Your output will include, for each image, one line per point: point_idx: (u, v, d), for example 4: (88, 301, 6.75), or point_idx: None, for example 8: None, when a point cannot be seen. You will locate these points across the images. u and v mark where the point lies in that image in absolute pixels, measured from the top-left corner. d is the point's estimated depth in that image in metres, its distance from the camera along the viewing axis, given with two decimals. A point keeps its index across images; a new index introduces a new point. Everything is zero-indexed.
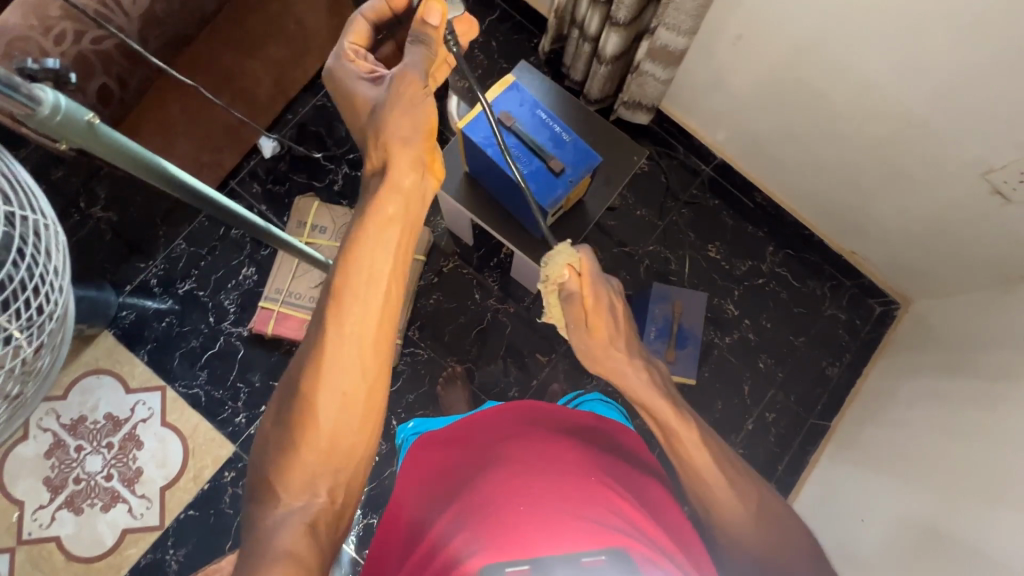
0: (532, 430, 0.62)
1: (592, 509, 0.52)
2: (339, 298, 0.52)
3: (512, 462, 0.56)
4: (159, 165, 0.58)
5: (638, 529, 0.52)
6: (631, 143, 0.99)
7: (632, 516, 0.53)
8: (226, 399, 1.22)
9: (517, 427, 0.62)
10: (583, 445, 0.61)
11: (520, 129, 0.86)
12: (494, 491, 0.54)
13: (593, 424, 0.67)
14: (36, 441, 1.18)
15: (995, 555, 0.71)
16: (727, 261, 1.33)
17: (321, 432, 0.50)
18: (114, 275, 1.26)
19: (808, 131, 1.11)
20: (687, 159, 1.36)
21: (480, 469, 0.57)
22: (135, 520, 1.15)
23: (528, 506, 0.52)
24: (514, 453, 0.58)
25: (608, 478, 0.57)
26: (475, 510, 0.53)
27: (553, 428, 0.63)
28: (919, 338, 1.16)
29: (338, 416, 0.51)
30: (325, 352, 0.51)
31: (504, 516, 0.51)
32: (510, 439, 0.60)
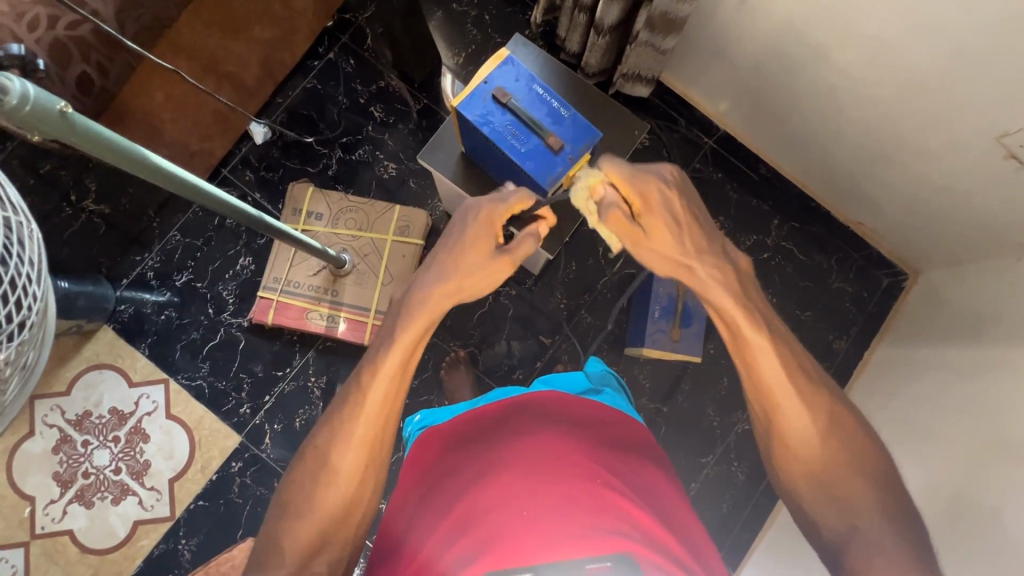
0: (536, 429, 0.61)
1: (595, 515, 0.54)
2: (367, 390, 0.63)
3: (516, 468, 0.57)
4: (135, 151, 0.56)
5: (640, 533, 0.54)
6: (632, 117, 0.96)
7: (637, 520, 0.55)
8: (230, 390, 1.22)
9: (523, 428, 0.62)
10: (588, 441, 0.61)
11: (517, 105, 0.83)
12: (500, 498, 0.55)
13: (597, 413, 0.66)
14: (43, 436, 1.18)
15: (1009, 528, 0.71)
16: (732, 236, 1.30)
17: (327, 499, 0.59)
18: (110, 269, 1.25)
19: (814, 100, 1.07)
20: (689, 132, 1.32)
21: (484, 473, 0.58)
22: (145, 512, 1.16)
23: (530, 513, 0.54)
24: (519, 458, 0.58)
25: (613, 481, 0.58)
26: (480, 518, 0.55)
27: (561, 426, 0.62)
28: (929, 309, 1.14)
29: (348, 486, 0.60)
30: (349, 428, 0.62)
31: (508, 524, 0.54)
32: (514, 440, 0.60)
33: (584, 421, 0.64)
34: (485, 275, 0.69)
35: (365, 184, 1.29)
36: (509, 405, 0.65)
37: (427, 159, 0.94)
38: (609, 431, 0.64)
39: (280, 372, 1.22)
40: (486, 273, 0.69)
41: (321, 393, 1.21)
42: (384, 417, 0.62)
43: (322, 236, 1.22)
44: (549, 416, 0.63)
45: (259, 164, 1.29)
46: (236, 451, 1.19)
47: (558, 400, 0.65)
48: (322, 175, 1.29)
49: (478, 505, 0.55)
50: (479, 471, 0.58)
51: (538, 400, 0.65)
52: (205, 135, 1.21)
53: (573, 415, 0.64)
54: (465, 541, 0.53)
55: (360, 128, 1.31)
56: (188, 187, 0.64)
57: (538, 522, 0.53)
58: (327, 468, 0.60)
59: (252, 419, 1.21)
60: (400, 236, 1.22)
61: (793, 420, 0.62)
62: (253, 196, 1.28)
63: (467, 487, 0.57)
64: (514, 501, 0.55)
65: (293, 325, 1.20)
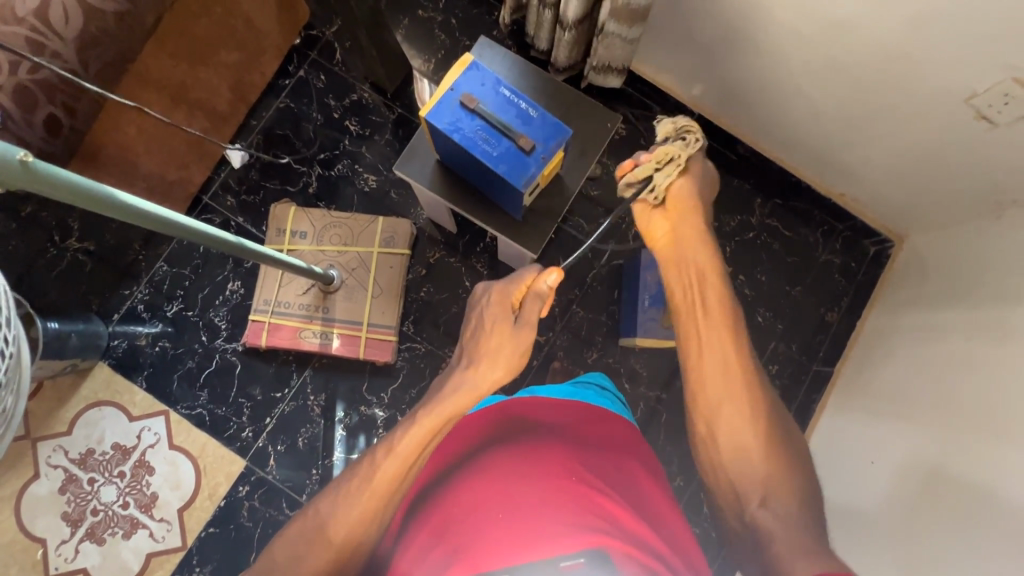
0: (520, 438, 0.64)
1: (572, 512, 0.56)
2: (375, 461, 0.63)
3: (495, 475, 0.60)
4: (103, 192, 0.56)
5: (618, 528, 0.56)
6: (604, 111, 0.96)
7: (617, 516, 0.58)
8: (230, 416, 1.22)
9: (502, 432, 0.65)
10: (570, 441, 0.64)
11: (485, 109, 0.83)
12: (477, 500, 0.58)
13: (581, 414, 0.68)
14: (48, 478, 1.18)
15: (1004, 495, 0.71)
16: (716, 219, 1.31)
17: (318, 555, 0.57)
18: (100, 306, 1.25)
19: (784, 77, 1.07)
20: (665, 119, 1.33)
21: (466, 478, 0.60)
22: (157, 543, 1.17)
23: (507, 514, 0.56)
24: (500, 463, 0.61)
25: (592, 479, 0.60)
26: (459, 522, 0.57)
27: (542, 431, 0.65)
28: (914, 274, 1.15)
29: (349, 528, 0.58)
30: (348, 490, 0.61)
31: (484, 529, 0.56)
32: (497, 445, 0.63)
33: (561, 421, 0.67)
34: (508, 355, 0.77)
35: (347, 199, 1.29)
36: (502, 412, 0.67)
37: (403, 170, 0.95)
38: (588, 426, 0.67)
39: (279, 393, 1.23)
40: (501, 351, 0.77)
41: (321, 411, 1.22)
42: (396, 477, 0.61)
43: (308, 254, 1.22)
44: (535, 421, 0.66)
45: (238, 188, 1.29)
46: (243, 475, 1.19)
47: (540, 403, 0.68)
48: (303, 193, 1.29)
49: (457, 509, 0.58)
50: (462, 475, 0.61)
51: (527, 406, 0.68)
52: (183, 163, 1.22)
53: (555, 418, 0.67)
54: (441, 548, 0.55)
55: (336, 143, 1.30)
56: (164, 224, 0.64)
57: (514, 525, 0.55)
58: (321, 531, 0.58)
59: (255, 442, 1.21)
60: (385, 248, 1.23)
61: (725, 400, 0.66)
62: (235, 221, 1.28)
63: (451, 491, 0.60)
64: (491, 505, 0.57)
65: (288, 345, 1.20)
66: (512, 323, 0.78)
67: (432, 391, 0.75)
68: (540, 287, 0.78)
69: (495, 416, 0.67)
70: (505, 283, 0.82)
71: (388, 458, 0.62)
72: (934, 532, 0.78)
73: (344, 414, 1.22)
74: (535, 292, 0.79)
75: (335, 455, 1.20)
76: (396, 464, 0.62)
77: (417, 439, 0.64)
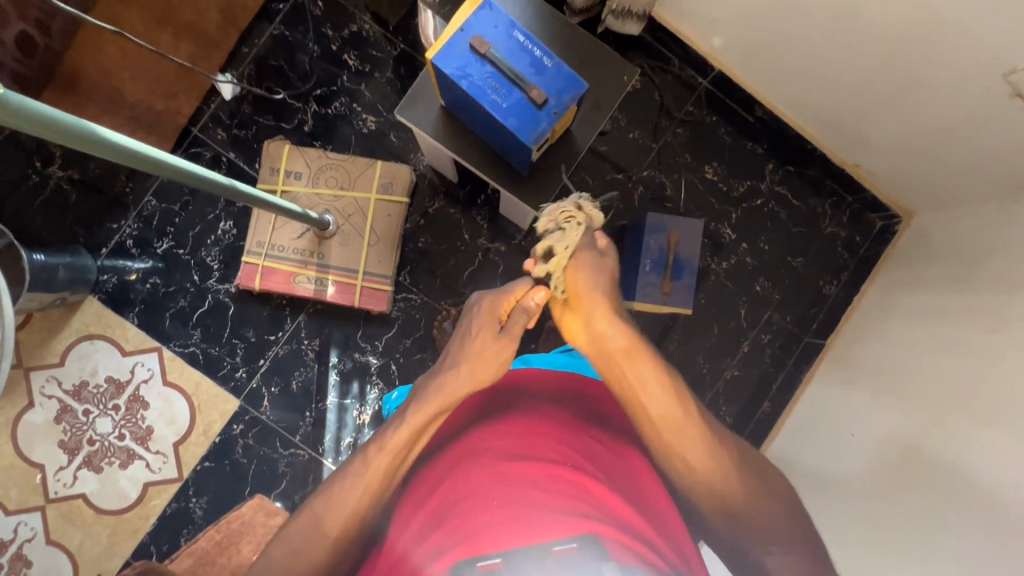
0: (515, 419, 0.66)
1: (562, 499, 0.60)
2: (365, 459, 0.61)
3: (492, 459, 0.63)
4: (88, 129, 0.53)
5: (607, 513, 0.60)
6: (621, 63, 0.91)
7: (607, 501, 0.61)
8: (225, 356, 1.22)
9: (498, 414, 0.66)
10: (564, 424, 0.66)
11: (496, 55, 0.77)
12: (473, 487, 0.61)
13: (579, 390, 0.69)
14: (43, 407, 1.19)
15: (976, 481, 0.75)
16: (725, 183, 1.27)
17: (313, 548, 0.57)
18: (87, 239, 1.21)
19: (813, 36, 1.01)
20: (682, 73, 1.26)
21: (463, 462, 0.63)
22: (154, 474, 1.20)
23: (502, 500, 0.60)
24: (494, 448, 0.63)
25: (583, 465, 0.63)
26: (454, 507, 0.60)
27: (538, 413, 0.67)
28: (918, 252, 1.13)
29: (344, 523, 0.58)
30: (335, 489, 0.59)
31: (479, 514, 0.59)
32: (492, 427, 0.65)
33: (558, 397, 0.68)
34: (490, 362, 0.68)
35: (344, 139, 1.23)
36: (502, 387, 0.68)
37: (405, 114, 0.90)
38: (586, 404, 0.68)
39: (273, 337, 1.22)
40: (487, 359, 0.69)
41: (315, 355, 1.22)
42: (392, 470, 0.60)
43: (303, 197, 1.18)
44: (532, 399, 0.68)
45: (230, 121, 1.21)
46: (237, 414, 1.21)
47: (536, 371, 0.70)
48: (298, 131, 1.23)
49: (454, 494, 0.61)
50: (460, 459, 0.63)
51: (527, 381, 0.69)
52: (169, 91, 1.17)
53: (551, 400, 0.68)
54: (440, 531, 0.58)
55: (333, 79, 1.23)
56: (156, 164, 0.61)
57: (508, 511, 0.59)
58: (315, 530, 0.57)
59: (249, 383, 1.22)
60: (383, 194, 1.19)
61: (687, 441, 0.61)
62: (227, 156, 1.21)
63: (448, 475, 0.62)
64: (487, 491, 0.60)
65: (281, 290, 1.18)
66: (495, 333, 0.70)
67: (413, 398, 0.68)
68: (528, 304, 0.70)
69: (495, 393, 0.68)
70: (497, 296, 0.74)
71: (379, 454, 0.61)
72: (908, 508, 0.82)
73: (337, 360, 1.22)
74: (522, 307, 0.70)
75: (328, 399, 1.21)
76: (387, 461, 0.60)
77: (404, 435, 0.62)
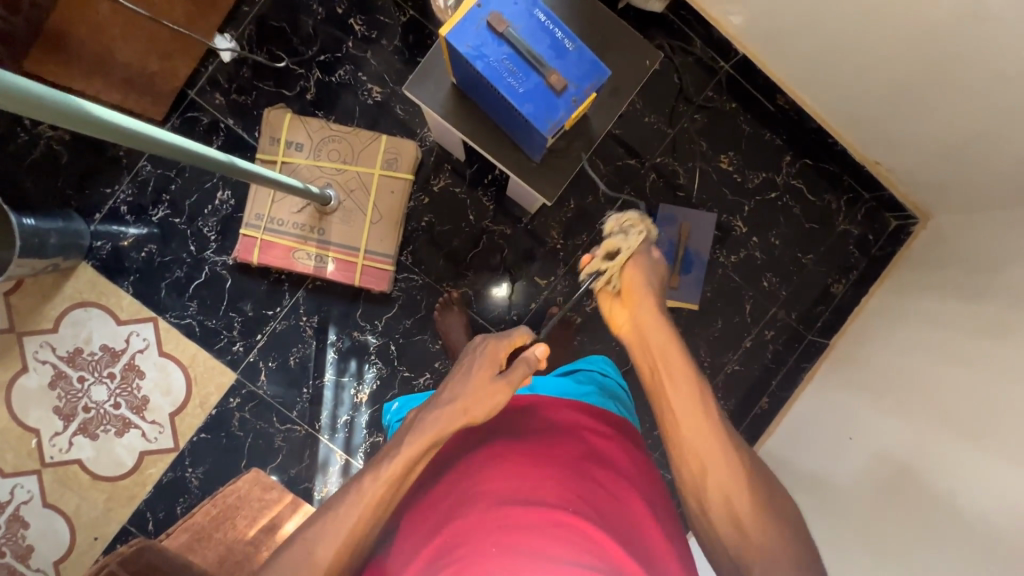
0: (512, 454, 0.61)
1: (561, 546, 0.52)
2: (360, 486, 0.60)
3: (487, 501, 0.56)
4: (72, 103, 0.48)
5: (610, 566, 0.52)
6: (643, 46, 0.86)
7: (611, 554, 0.53)
8: (222, 329, 1.20)
9: (495, 450, 0.62)
10: (564, 461, 0.61)
11: (515, 35, 0.72)
12: (467, 530, 0.55)
13: (575, 421, 0.67)
14: (37, 372, 1.18)
15: (973, 505, 0.74)
16: (740, 174, 1.23)
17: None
18: (79, 203, 1.17)
19: (846, 25, 0.95)
20: (703, 56, 1.21)
21: (457, 503, 0.58)
22: (150, 443, 1.20)
23: (497, 547, 0.52)
24: (490, 485, 0.58)
25: (585, 508, 0.56)
26: (447, 553, 0.54)
27: (537, 449, 0.62)
28: (932, 256, 1.11)
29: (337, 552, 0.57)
30: (330, 517, 0.59)
31: (472, 560, 0.52)
32: (488, 464, 0.61)
33: (561, 429, 0.65)
34: (483, 402, 0.64)
35: (348, 110, 1.18)
36: (498, 422, 0.67)
37: (414, 91, 0.85)
38: (585, 442, 0.65)
39: (271, 312, 1.20)
40: (481, 398, 0.64)
41: (314, 332, 1.21)
42: (386, 499, 0.60)
43: (304, 169, 1.14)
44: (530, 433, 0.64)
45: (229, 86, 1.16)
46: (233, 387, 1.20)
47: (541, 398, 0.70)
48: (300, 99, 1.18)
49: (448, 538, 0.55)
50: (455, 500, 0.58)
51: (524, 407, 0.69)
52: (166, 53, 1.11)
53: (550, 435, 0.64)
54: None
55: (338, 45, 1.17)
56: (144, 140, 0.57)
57: (502, 557, 0.52)
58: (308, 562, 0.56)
59: (246, 357, 1.20)
60: (387, 170, 1.15)
61: (704, 450, 0.60)
62: (225, 122, 1.16)
63: (443, 517, 0.58)
64: (481, 533, 0.54)
65: (280, 265, 1.15)
66: (492, 375, 0.66)
67: (405, 430, 0.64)
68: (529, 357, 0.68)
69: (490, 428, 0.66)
70: (499, 340, 0.70)
71: (375, 481, 0.60)
72: (900, 522, 0.83)
73: (336, 337, 1.21)
74: (523, 358, 0.68)
75: (326, 376, 1.20)
76: (383, 488, 0.59)
77: (401, 462, 0.61)
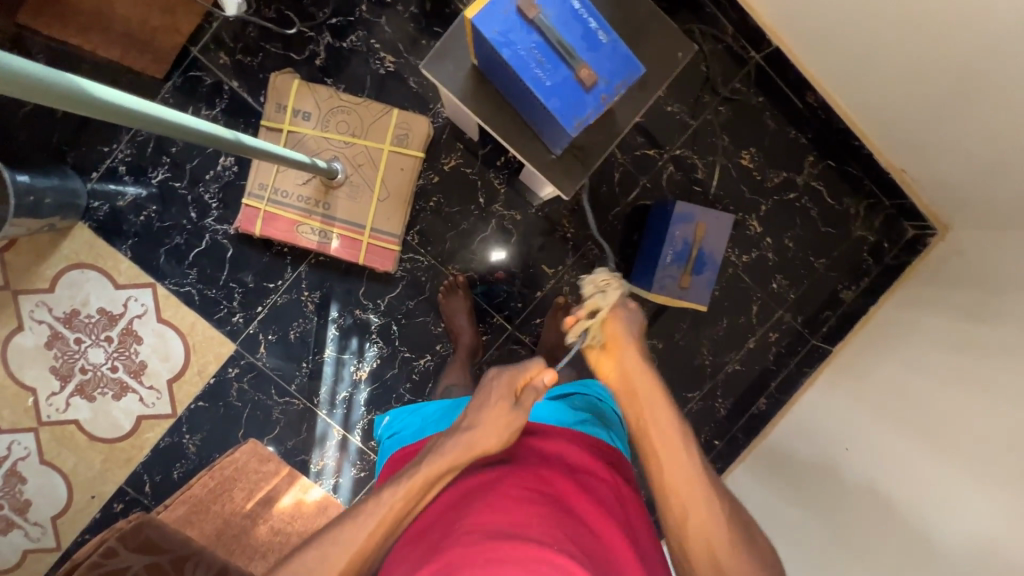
0: (507, 488, 0.58)
1: None
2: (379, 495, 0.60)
3: (476, 533, 0.51)
4: (68, 83, 0.45)
5: None
6: (676, 37, 0.81)
7: None
8: (221, 299, 1.18)
9: (492, 483, 0.59)
10: (560, 501, 0.57)
11: (546, 23, 0.68)
12: (449, 559, 0.49)
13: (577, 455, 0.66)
14: (33, 332, 1.17)
15: (966, 533, 0.75)
16: (760, 172, 1.20)
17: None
18: (75, 160, 1.13)
19: (890, 25, 0.90)
20: (734, 44, 1.16)
21: (447, 533, 0.54)
22: (148, 408, 1.20)
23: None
24: (481, 516, 0.54)
25: (577, 551, 0.50)
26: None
27: (534, 487, 0.58)
28: (945, 271, 1.09)
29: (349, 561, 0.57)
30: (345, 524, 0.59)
31: None
32: (483, 497, 0.57)
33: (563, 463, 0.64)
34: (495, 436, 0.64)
35: (359, 79, 1.12)
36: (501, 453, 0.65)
37: (432, 70, 0.81)
38: (586, 483, 0.62)
39: (272, 285, 1.18)
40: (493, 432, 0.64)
41: (315, 308, 1.19)
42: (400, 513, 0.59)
43: (310, 140, 1.09)
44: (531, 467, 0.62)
45: (234, 45, 1.10)
46: (232, 357, 1.19)
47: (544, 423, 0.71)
48: (309, 64, 1.12)
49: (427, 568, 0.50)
50: (445, 531, 0.54)
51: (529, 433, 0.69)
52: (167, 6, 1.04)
53: (550, 472, 0.61)
54: None
55: (352, 8, 1.11)
56: (146, 120, 0.54)
57: None
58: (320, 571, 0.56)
59: (246, 328, 1.19)
60: (397, 147, 1.11)
61: (688, 500, 0.61)
62: (229, 84, 1.11)
63: (429, 547, 0.53)
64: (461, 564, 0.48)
65: (282, 238, 1.12)
66: (504, 408, 0.65)
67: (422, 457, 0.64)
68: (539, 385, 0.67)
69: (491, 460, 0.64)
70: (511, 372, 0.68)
71: (395, 490, 0.60)
72: (892, 542, 0.84)
73: (338, 314, 1.19)
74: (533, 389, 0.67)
75: (326, 352, 1.20)
76: (401, 498, 0.59)
77: (422, 475, 0.61)
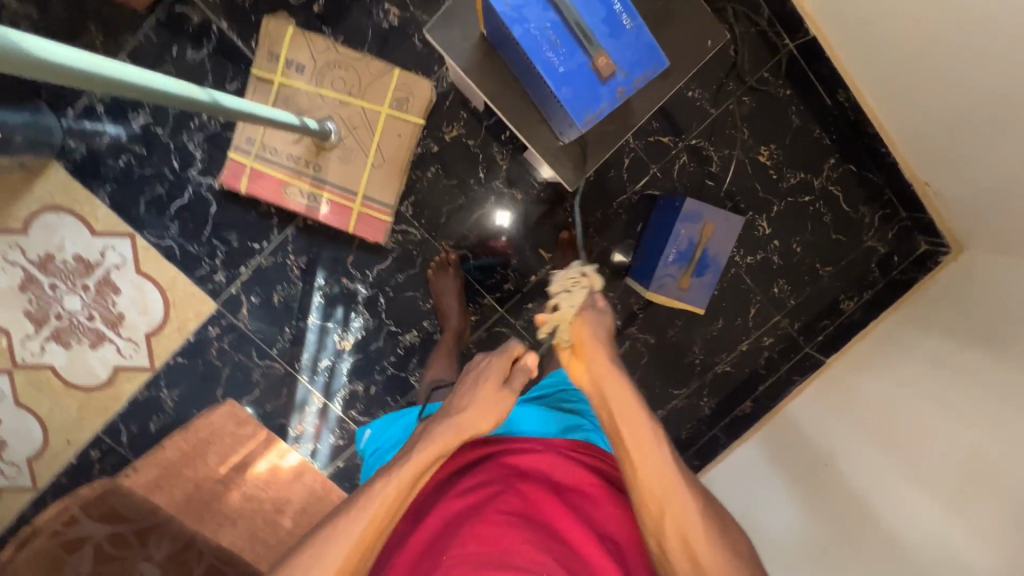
0: (492, 509, 0.59)
1: None
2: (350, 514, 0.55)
3: (459, 562, 0.54)
4: None
5: None
6: (707, 22, 0.74)
7: None
8: (203, 256, 1.13)
9: (477, 503, 0.61)
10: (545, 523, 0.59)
11: (565, 2, 0.64)
12: None
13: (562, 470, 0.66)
14: (6, 273, 1.12)
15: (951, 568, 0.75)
16: (776, 170, 1.13)
17: None
18: (50, 94, 1.06)
19: (942, 27, 0.83)
20: (769, 29, 1.08)
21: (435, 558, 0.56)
22: (125, 359, 1.17)
23: None
24: (468, 541, 0.56)
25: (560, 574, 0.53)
26: None
27: (519, 508, 0.60)
28: (951, 293, 1.05)
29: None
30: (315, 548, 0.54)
31: None
32: (468, 519, 0.58)
33: (549, 479, 0.65)
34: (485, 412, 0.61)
35: (359, 31, 1.04)
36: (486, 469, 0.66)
37: (434, 35, 0.73)
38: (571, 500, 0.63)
39: (257, 245, 1.13)
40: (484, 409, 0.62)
41: (300, 273, 1.14)
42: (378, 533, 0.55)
43: (303, 96, 1.02)
44: (516, 484, 0.63)
45: None
46: (213, 316, 1.16)
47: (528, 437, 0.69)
48: (306, 10, 1.03)
49: None
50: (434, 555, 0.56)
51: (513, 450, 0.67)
52: None
53: (535, 490, 0.62)
54: None
55: None
56: (87, 78, 0.48)
57: None
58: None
59: (228, 288, 1.15)
60: (396, 111, 1.04)
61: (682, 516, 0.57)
62: (218, 25, 1.02)
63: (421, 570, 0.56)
64: None
65: (267, 197, 1.06)
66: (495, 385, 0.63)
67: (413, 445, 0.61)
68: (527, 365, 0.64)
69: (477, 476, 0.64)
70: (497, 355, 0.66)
71: (371, 506, 0.56)
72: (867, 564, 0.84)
73: (323, 282, 1.15)
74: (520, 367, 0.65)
75: (309, 319, 1.16)
76: (379, 518, 0.55)
77: (401, 487, 0.57)
